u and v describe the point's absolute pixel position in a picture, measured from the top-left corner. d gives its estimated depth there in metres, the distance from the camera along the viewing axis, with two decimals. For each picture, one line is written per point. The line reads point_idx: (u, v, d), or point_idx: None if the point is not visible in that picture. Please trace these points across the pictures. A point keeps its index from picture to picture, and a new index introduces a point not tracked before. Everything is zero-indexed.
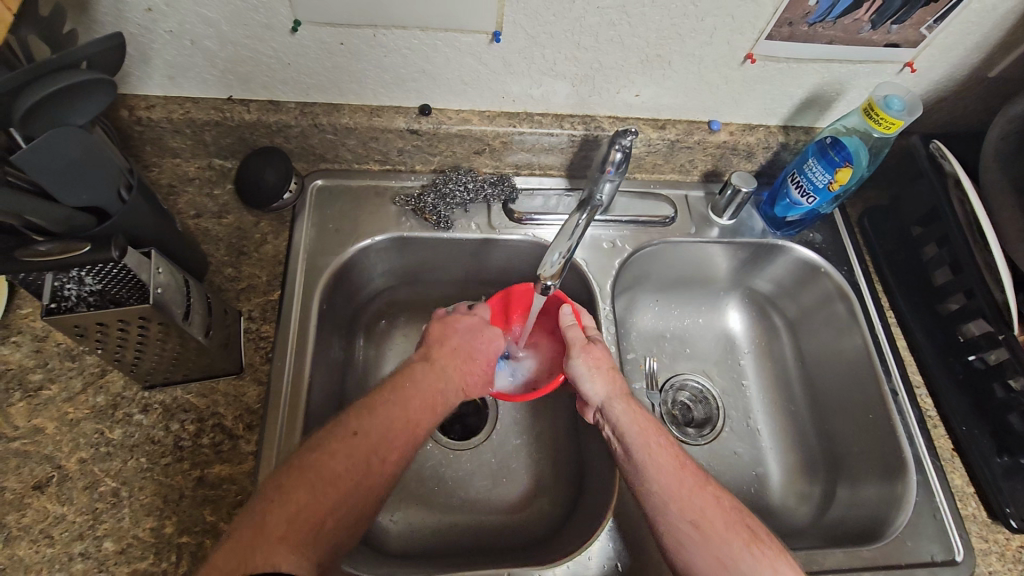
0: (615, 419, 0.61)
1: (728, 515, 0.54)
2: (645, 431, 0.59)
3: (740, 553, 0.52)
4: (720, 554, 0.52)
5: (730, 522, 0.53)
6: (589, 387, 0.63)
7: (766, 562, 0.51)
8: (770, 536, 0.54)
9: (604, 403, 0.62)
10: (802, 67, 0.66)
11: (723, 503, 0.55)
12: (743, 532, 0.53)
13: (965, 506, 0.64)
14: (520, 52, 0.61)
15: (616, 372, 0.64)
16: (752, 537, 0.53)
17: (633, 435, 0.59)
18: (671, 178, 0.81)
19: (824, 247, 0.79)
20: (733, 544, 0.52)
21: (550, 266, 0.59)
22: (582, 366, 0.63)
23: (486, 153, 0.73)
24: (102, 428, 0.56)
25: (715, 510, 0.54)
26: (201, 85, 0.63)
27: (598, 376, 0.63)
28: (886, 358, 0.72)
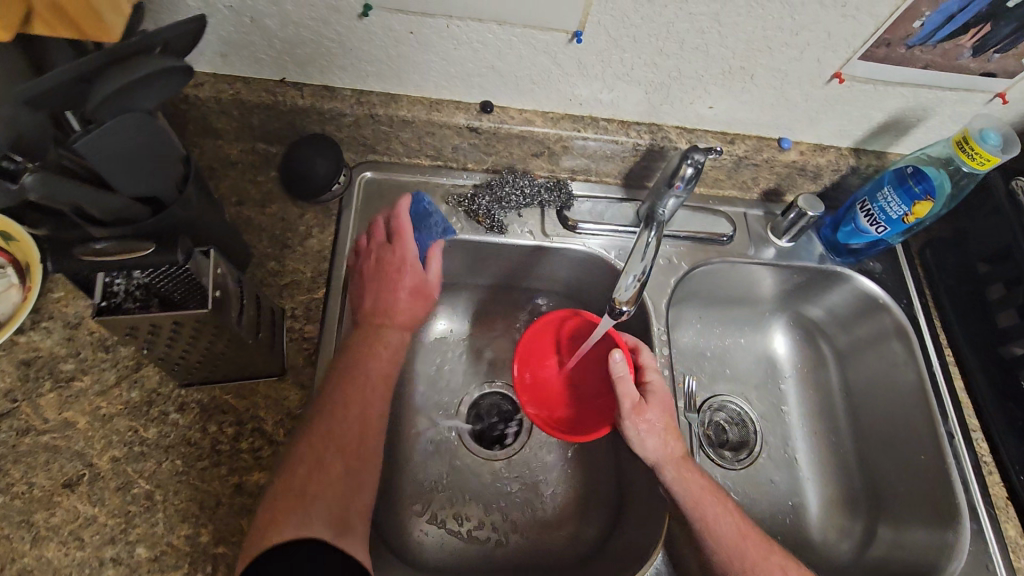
0: (670, 488, 0.59)
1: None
2: (702, 507, 0.58)
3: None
4: None
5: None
6: (644, 449, 0.61)
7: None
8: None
9: (656, 465, 0.61)
10: (888, 90, 0.63)
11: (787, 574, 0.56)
12: None
13: (1019, 559, 0.62)
14: (598, 54, 0.57)
15: (669, 434, 0.61)
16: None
17: (689, 508, 0.58)
18: (729, 194, 0.78)
19: (883, 277, 0.76)
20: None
21: (625, 289, 0.55)
22: (634, 430, 0.60)
23: (544, 156, 0.69)
24: (137, 426, 0.53)
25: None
26: (254, 64, 0.59)
27: (653, 440, 0.61)
28: (942, 399, 0.70)
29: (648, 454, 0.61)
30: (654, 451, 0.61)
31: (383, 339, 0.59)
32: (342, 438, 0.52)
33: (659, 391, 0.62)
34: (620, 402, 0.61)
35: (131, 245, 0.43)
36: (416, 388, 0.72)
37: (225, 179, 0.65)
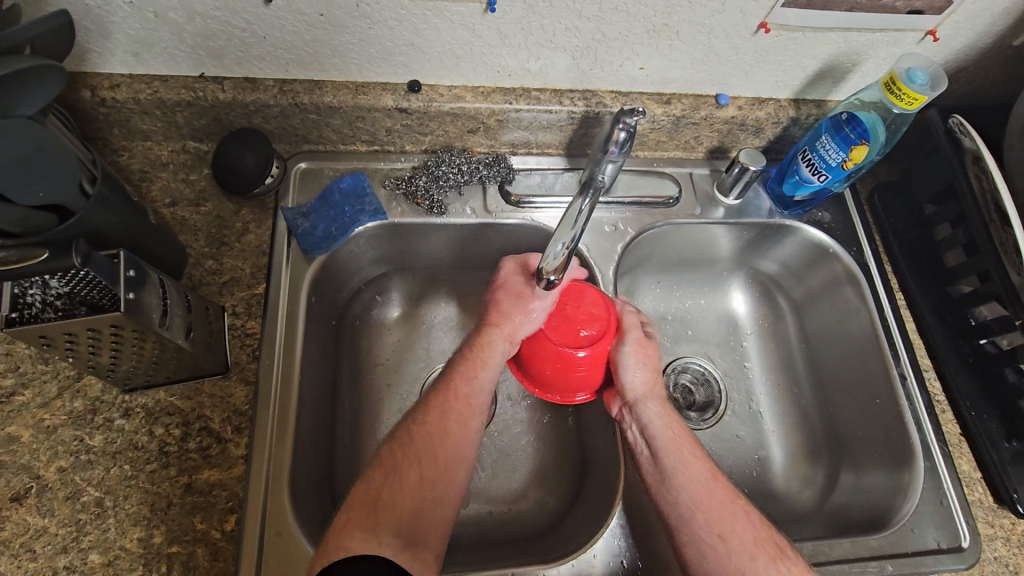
0: (647, 419, 0.59)
1: (758, 532, 0.52)
2: (677, 441, 0.57)
3: (764, 569, 0.50)
4: (741, 565, 0.50)
5: (758, 538, 0.52)
6: (628, 379, 0.60)
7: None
8: (800, 559, 0.52)
9: (638, 399, 0.60)
10: (817, 37, 0.62)
11: (754, 520, 0.53)
12: (772, 548, 0.52)
13: (972, 492, 0.64)
14: (517, 22, 0.56)
15: (659, 376, 0.62)
16: (779, 554, 0.51)
17: (664, 439, 0.58)
18: (675, 155, 0.77)
19: (833, 226, 0.76)
20: (759, 560, 0.51)
21: (553, 258, 0.54)
22: (633, 356, 0.61)
23: (480, 131, 0.68)
24: (82, 435, 0.53)
25: (743, 525, 0.52)
26: (169, 61, 0.57)
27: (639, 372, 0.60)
28: (895, 342, 0.70)
29: (631, 385, 0.60)
30: (636, 383, 0.60)
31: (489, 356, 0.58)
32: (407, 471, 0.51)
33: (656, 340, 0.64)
34: (631, 329, 0.62)
35: (28, 252, 0.42)
36: (376, 376, 0.72)
37: (156, 181, 0.64)
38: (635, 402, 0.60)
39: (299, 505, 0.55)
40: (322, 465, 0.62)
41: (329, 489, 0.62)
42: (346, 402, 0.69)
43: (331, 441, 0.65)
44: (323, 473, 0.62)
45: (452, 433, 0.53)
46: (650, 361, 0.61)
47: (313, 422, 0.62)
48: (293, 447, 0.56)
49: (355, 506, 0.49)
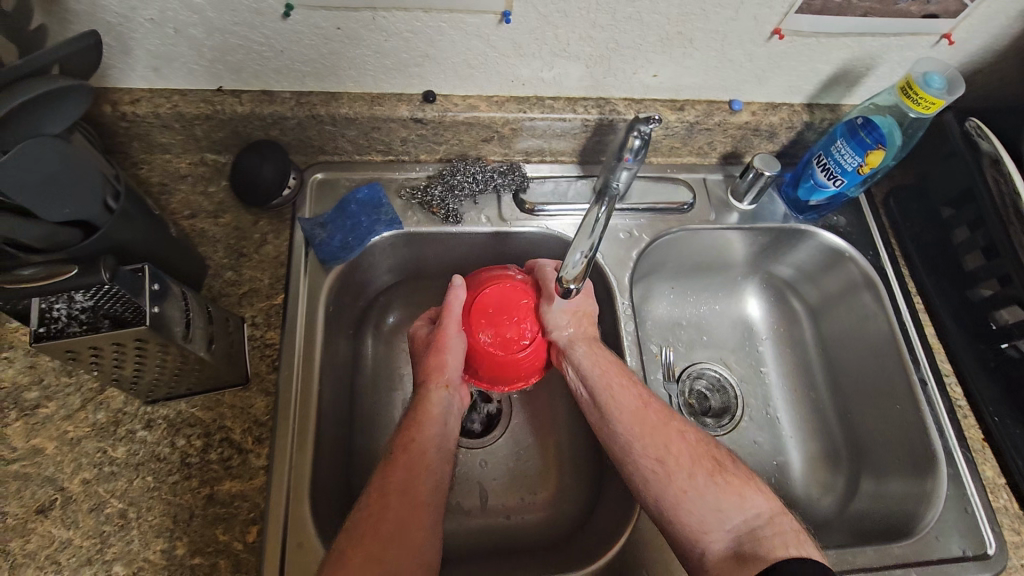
0: (579, 362, 0.61)
1: (693, 449, 0.57)
2: (609, 374, 0.60)
3: (704, 487, 0.55)
4: (684, 486, 0.55)
5: (696, 456, 0.56)
6: (557, 326, 0.61)
7: (732, 491, 0.55)
8: (737, 468, 0.57)
9: (568, 343, 0.62)
10: (832, 42, 0.62)
11: (687, 437, 0.58)
12: (709, 465, 0.56)
13: (997, 499, 0.63)
14: (532, 33, 0.57)
15: (585, 315, 0.63)
16: (715, 468, 0.56)
17: (596, 377, 0.60)
18: (688, 160, 0.77)
19: (849, 230, 0.75)
20: (698, 479, 0.55)
21: (573, 267, 0.54)
22: (554, 307, 0.61)
23: (494, 140, 0.68)
24: (105, 447, 0.53)
25: (680, 446, 0.57)
26: (187, 76, 0.58)
27: (564, 315, 0.61)
28: (914, 347, 0.70)
29: (559, 331, 0.61)
30: (565, 327, 0.61)
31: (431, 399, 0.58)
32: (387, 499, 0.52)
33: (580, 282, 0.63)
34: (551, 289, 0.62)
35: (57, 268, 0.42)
36: (392, 385, 0.72)
37: (175, 194, 0.65)
38: (566, 347, 0.62)
39: (320, 515, 0.55)
40: (342, 475, 0.63)
41: (348, 498, 0.63)
42: (364, 411, 0.69)
43: (349, 450, 0.65)
44: (343, 482, 0.63)
45: (423, 424, 0.57)
46: (574, 301, 0.62)
47: (332, 431, 0.62)
48: (313, 457, 0.56)
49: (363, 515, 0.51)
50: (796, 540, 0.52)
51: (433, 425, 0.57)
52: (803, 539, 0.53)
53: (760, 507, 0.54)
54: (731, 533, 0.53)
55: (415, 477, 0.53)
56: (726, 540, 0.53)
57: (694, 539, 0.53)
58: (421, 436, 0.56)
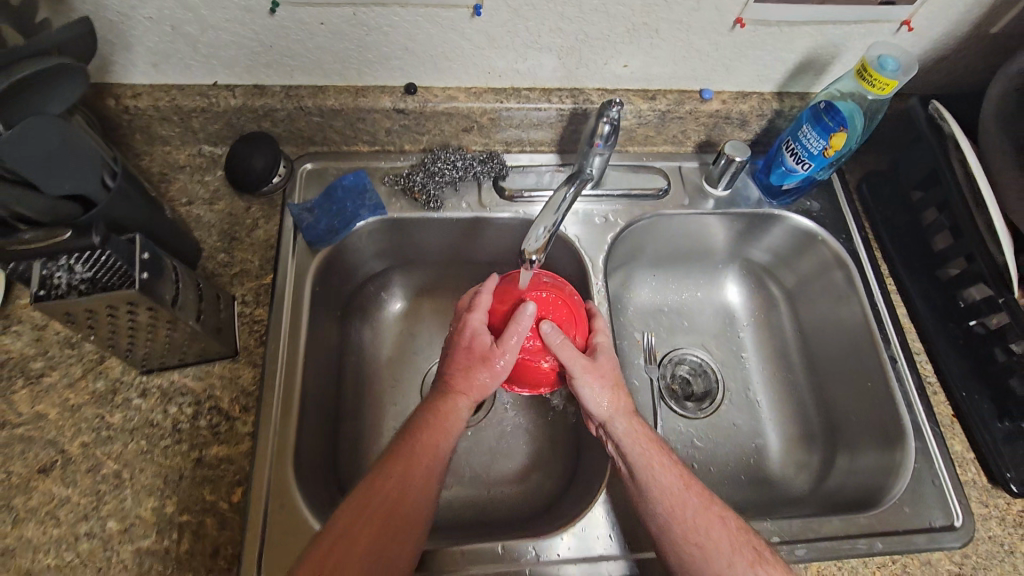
0: (618, 438, 0.59)
1: (735, 538, 0.53)
2: (650, 455, 0.57)
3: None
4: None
5: (736, 543, 0.53)
6: (596, 407, 0.59)
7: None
8: (778, 561, 0.53)
9: (606, 419, 0.59)
10: (795, 30, 0.64)
11: (730, 524, 0.54)
12: (749, 554, 0.52)
13: (965, 472, 0.64)
14: (503, 25, 0.60)
15: (622, 389, 0.61)
16: (757, 558, 0.52)
17: (635, 456, 0.57)
18: (664, 149, 0.79)
19: (822, 215, 0.77)
20: (737, 566, 0.52)
21: (536, 239, 0.54)
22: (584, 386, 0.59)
23: (474, 130, 0.72)
24: (103, 413, 0.57)
25: (720, 531, 0.53)
26: (185, 71, 0.62)
27: (604, 394, 0.59)
28: (885, 326, 0.71)
29: (602, 409, 0.59)
30: (609, 407, 0.59)
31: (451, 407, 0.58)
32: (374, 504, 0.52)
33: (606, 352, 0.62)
34: (571, 360, 0.59)
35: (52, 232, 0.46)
36: (380, 366, 0.76)
37: (174, 182, 0.69)
38: (605, 422, 0.60)
39: (303, 480, 0.59)
40: (326, 447, 0.66)
41: (333, 469, 0.66)
42: (351, 389, 0.72)
43: (336, 424, 0.69)
44: (329, 454, 0.66)
45: (447, 431, 0.57)
46: (614, 378, 0.60)
47: (318, 404, 0.65)
48: (297, 424, 0.60)
49: (349, 514, 0.51)
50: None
51: (453, 437, 0.57)
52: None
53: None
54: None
55: (394, 489, 0.52)
56: None
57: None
58: (441, 440, 0.56)
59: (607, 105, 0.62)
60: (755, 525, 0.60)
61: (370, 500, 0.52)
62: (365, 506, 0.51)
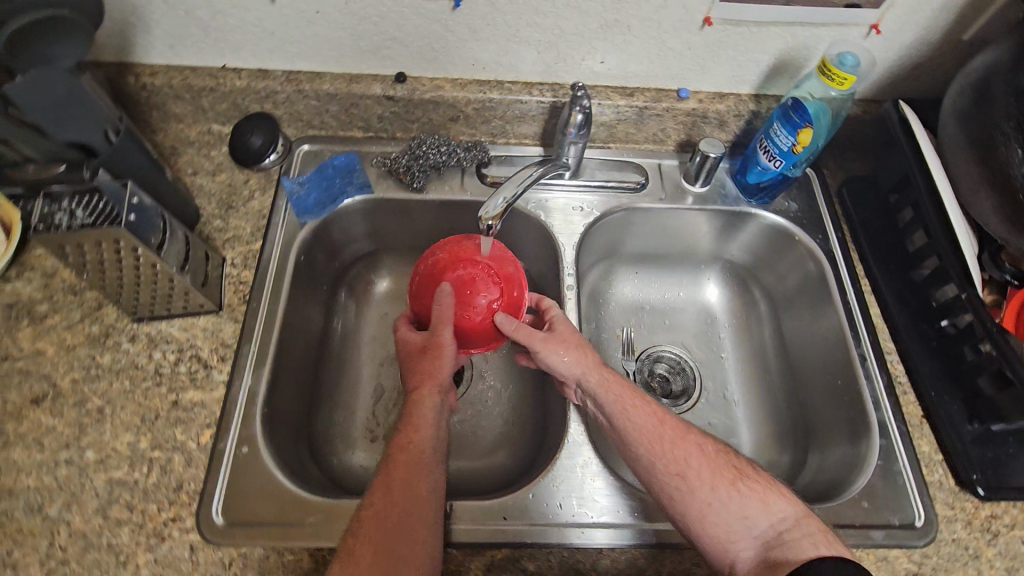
0: (592, 392, 0.60)
1: (712, 461, 0.55)
2: (624, 399, 0.59)
3: (726, 496, 0.53)
4: (707, 500, 0.53)
5: (715, 467, 0.55)
6: (564, 368, 0.61)
7: (755, 496, 0.53)
8: (758, 476, 0.55)
9: (579, 377, 0.60)
10: (763, 31, 0.67)
11: (707, 451, 0.56)
12: (729, 475, 0.55)
13: (931, 473, 0.62)
14: (483, 18, 0.65)
15: (586, 345, 0.62)
16: (736, 476, 0.54)
17: (610, 402, 0.59)
18: (645, 148, 0.82)
19: (799, 215, 0.79)
20: (720, 489, 0.53)
21: (493, 206, 0.59)
22: (546, 351, 0.60)
23: (460, 120, 0.77)
24: (94, 354, 0.62)
25: (699, 459, 0.55)
26: (197, 53, 0.69)
27: (570, 353, 0.61)
28: (856, 324, 0.71)
29: (572, 362, 0.61)
30: (577, 362, 0.61)
31: (418, 406, 0.58)
32: (375, 518, 0.50)
33: (564, 319, 0.64)
34: (527, 340, 0.60)
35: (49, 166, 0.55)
36: (361, 339, 0.79)
37: (183, 156, 0.75)
38: (579, 379, 0.61)
39: (268, 429, 0.62)
40: (300, 407, 0.69)
41: (303, 428, 0.69)
42: (331, 358, 0.76)
43: (312, 388, 0.72)
44: (301, 413, 0.69)
45: (419, 426, 0.56)
46: (574, 337, 0.62)
47: (295, 365, 0.69)
48: (268, 378, 0.63)
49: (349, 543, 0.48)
50: (825, 539, 0.51)
51: (427, 431, 0.57)
52: (831, 540, 0.51)
53: (786, 511, 0.53)
54: (758, 540, 0.52)
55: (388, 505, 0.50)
56: (755, 550, 0.51)
57: (722, 549, 0.51)
58: (412, 432, 0.56)
59: (574, 86, 0.66)
60: None
61: (365, 523, 0.49)
62: (370, 516, 0.50)
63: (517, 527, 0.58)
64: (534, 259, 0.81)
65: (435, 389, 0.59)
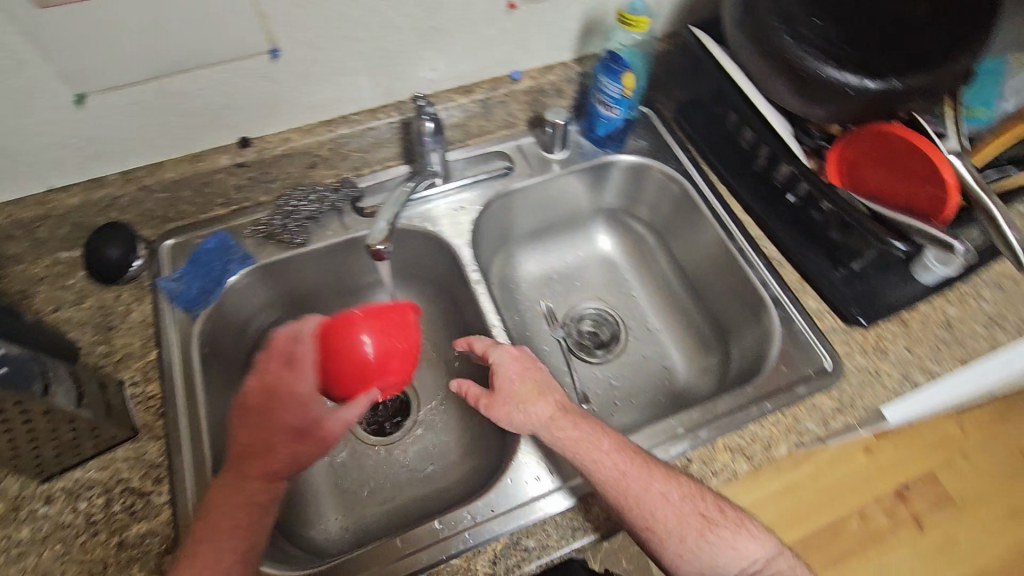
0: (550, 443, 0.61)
1: (681, 512, 0.56)
2: (585, 454, 0.59)
3: (696, 545, 0.56)
4: (677, 550, 0.56)
5: (683, 518, 0.56)
6: (514, 426, 0.63)
7: (725, 543, 0.56)
8: (726, 517, 0.58)
9: (534, 432, 0.62)
10: (563, 1, 0.73)
11: (677, 502, 0.57)
12: (699, 524, 0.56)
13: (824, 322, 0.72)
14: (306, 61, 0.66)
15: (537, 399, 0.63)
16: (706, 526, 0.56)
17: (572, 459, 0.59)
18: (501, 134, 0.87)
19: (650, 149, 0.87)
20: (688, 540, 0.56)
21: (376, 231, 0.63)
22: (493, 415, 0.64)
23: (320, 164, 0.77)
24: (9, 532, 0.56)
25: (666, 512, 0.56)
26: (14, 185, 0.64)
27: (514, 413, 0.63)
28: (726, 225, 0.80)
29: (523, 421, 0.63)
30: (524, 422, 0.63)
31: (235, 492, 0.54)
32: None
33: (507, 371, 0.65)
34: (475, 406, 0.66)
35: None
36: None
37: (37, 296, 0.69)
38: (536, 434, 0.62)
39: None
40: None
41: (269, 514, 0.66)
42: None
43: None
44: None
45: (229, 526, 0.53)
46: (516, 395, 0.64)
47: None
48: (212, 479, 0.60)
49: None
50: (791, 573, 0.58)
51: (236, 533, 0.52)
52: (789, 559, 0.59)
53: (756, 552, 0.58)
54: None
55: None
56: None
57: None
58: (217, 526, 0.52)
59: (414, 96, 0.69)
60: (660, 425, 0.65)
61: None
62: None
63: (504, 514, 0.60)
64: (438, 271, 0.83)
65: (263, 477, 0.55)
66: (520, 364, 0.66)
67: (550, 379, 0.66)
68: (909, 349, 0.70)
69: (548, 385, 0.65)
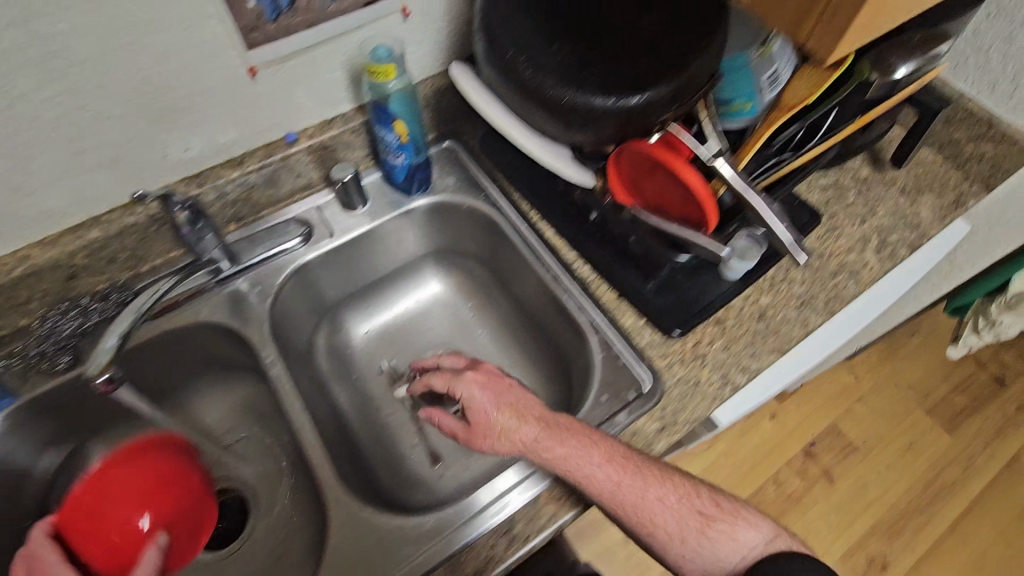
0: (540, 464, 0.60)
1: (679, 512, 0.58)
2: (575, 473, 0.58)
3: (697, 542, 0.58)
4: (681, 550, 0.58)
5: (680, 519, 0.58)
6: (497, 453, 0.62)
7: (723, 535, 0.59)
8: (719, 509, 0.60)
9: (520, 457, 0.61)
10: (313, 55, 0.68)
11: (675, 504, 0.59)
12: (697, 520, 0.59)
13: (642, 338, 0.71)
14: (14, 172, 0.58)
15: (518, 423, 0.61)
16: (705, 522, 0.59)
17: (565, 477, 0.59)
18: (297, 197, 0.81)
19: (458, 185, 0.83)
20: (689, 540, 0.58)
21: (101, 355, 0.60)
22: (476, 446, 0.63)
23: (81, 273, 0.69)
24: None
25: (664, 514, 0.58)
26: None
27: (497, 442, 0.61)
28: (538, 253, 0.77)
29: (507, 449, 0.61)
30: (506, 449, 0.61)
31: None
32: None
33: (479, 401, 0.64)
34: (454, 439, 0.65)
35: None
36: None
37: None
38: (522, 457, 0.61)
39: None
40: None
41: None
42: None
43: None
44: None
45: None
46: (494, 424, 0.62)
47: None
48: None
49: None
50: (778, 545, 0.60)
51: None
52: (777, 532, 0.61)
53: (754, 538, 0.59)
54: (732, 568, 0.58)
55: None
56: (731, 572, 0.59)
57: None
58: None
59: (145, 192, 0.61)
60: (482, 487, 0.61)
61: None
62: None
63: None
64: (248, 360, 0.77)
65: None
66: (490, 391, 0.65)
67: (528, 396, 0.64)
68: (725, 349, 0.70)
69: (532, 404, 0.63)
